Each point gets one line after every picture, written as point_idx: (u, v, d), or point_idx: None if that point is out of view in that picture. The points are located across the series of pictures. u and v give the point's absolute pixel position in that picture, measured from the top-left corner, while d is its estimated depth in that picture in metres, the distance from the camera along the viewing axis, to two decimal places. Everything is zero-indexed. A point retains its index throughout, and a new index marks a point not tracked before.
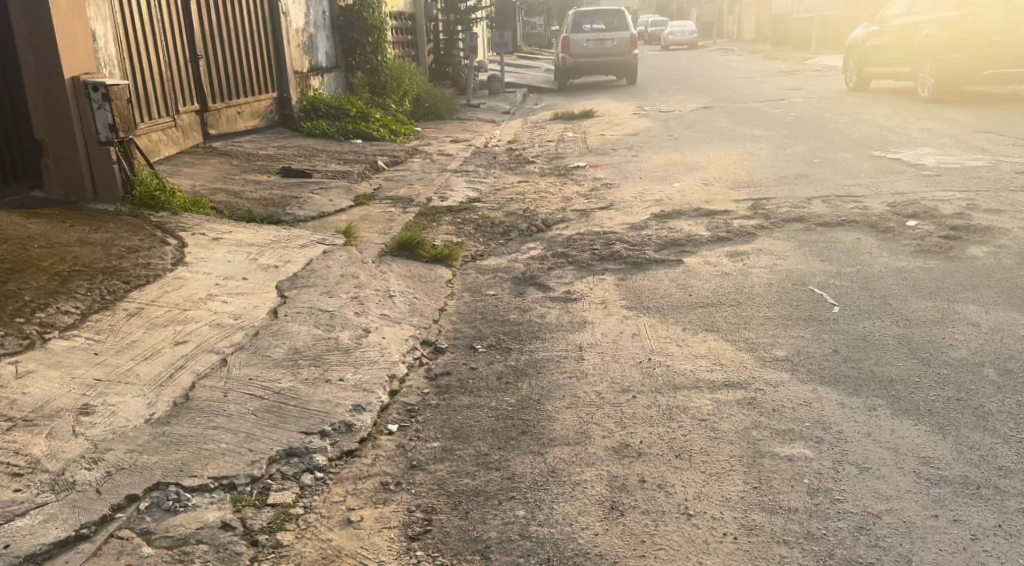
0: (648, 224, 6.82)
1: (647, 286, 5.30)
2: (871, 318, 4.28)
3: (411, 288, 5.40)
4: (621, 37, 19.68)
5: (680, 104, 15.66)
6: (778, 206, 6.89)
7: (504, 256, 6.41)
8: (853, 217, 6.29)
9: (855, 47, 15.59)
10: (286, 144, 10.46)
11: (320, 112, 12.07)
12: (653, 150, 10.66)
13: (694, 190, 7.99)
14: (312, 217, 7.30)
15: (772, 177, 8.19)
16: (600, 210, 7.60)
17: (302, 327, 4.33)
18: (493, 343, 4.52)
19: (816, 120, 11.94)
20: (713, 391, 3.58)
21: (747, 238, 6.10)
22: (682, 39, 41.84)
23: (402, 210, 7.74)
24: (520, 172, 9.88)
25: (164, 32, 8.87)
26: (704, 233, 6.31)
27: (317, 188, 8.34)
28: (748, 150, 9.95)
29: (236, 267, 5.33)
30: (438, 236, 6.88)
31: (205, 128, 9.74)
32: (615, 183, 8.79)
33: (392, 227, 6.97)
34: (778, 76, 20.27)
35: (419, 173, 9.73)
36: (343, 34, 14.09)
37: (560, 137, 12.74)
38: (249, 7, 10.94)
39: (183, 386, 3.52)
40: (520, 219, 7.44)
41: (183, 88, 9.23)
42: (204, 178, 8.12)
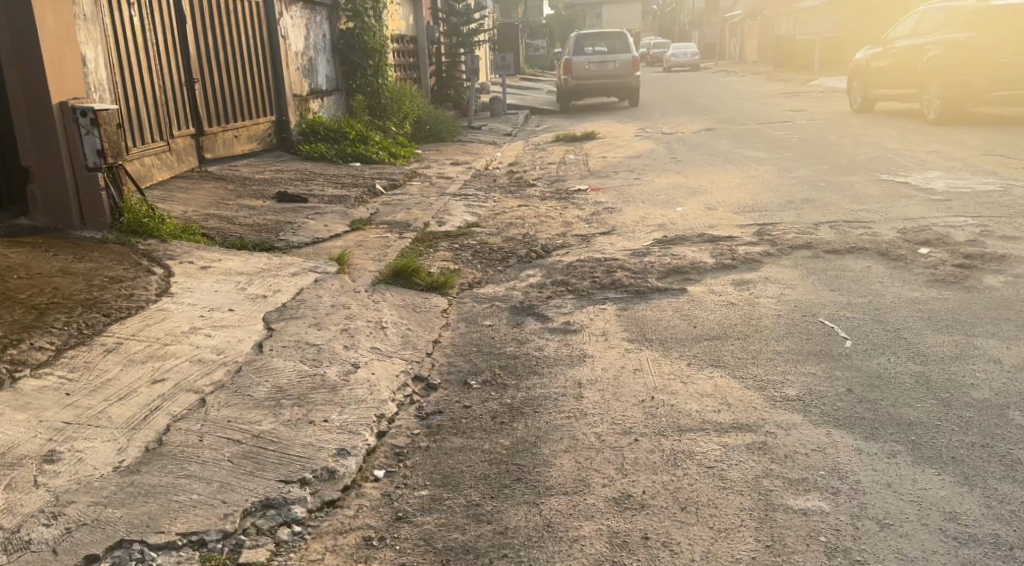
0: (650, 250, 6.63)
1: (650, 316, 5.10)
2: (886, 354, 4.07)
3: (405, 319, 5.20)
4: (623, 59, 19.56)
5: (682, 126, 15.51)
6: (785, 231, 6.69)
7: (502, 284, 6.22)
8: (863, 243, 6.09)
9: (858, 69, 15.46)
10: (283, 168, 10.31)
11: (319, 135, 11.93)
12: (656, 173, 10.48)
13: (697, 215, 7.80)
14: (307, 243, 7.12)
15: (778, 202, 8.01)
16: (601, 235, 7.42)
17: (287, 363, 4.13)
18: (489, 379, 4.31)
19: (821, 143, 11.77)
20: (720, 434, 3.37)
21: (753, 266, 5.90)
22: (684, 61, 41.85)
23: (399, 235, 7.55)
24: (520, 195, 9.71)
25: (158, 56, 8.72)
26: (709, 260, 6.11)
27: (313, 213, 8.17)
28: (753, 173, 9.77)
29: (222, 298, 5.14)
30: (435, 262, 6.69)
31: (201, 152, 9.59)
32: (616, 207, 8.61)
33: (387, 254, 6.78)
34: (782, 98, 20.14)
35: (418, 197, 9.55)
36: (343, 57, 13.97)
37: (561, 160, 12.57)
38: (247, 29, 10.81)
39: (156, 429, 3.33)
40: (519, 244, 7.25)
41: (178, 112, 9.07)
42: (197, 203, 7.95)
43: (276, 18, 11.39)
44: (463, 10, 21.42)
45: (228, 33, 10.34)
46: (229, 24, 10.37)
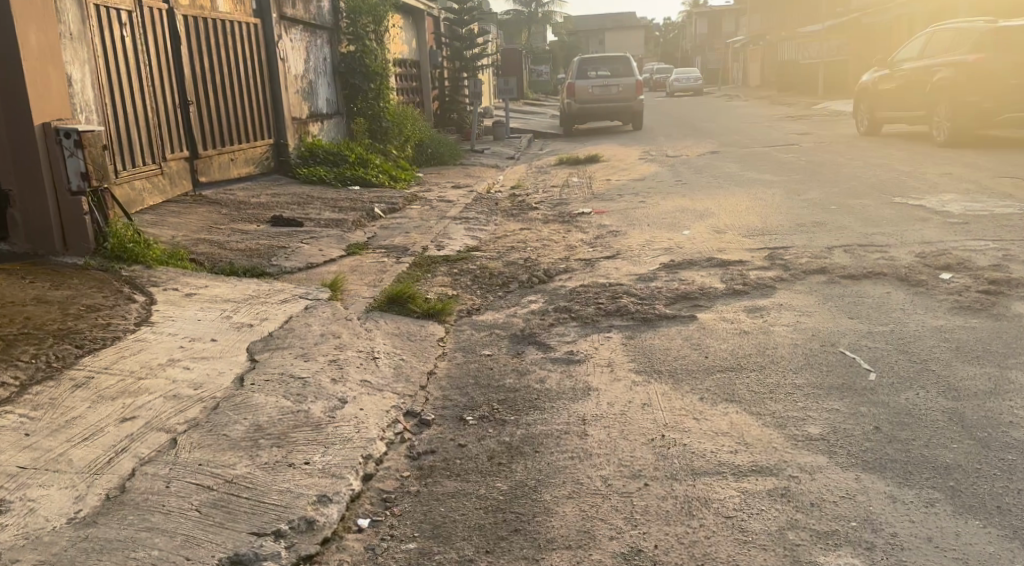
0: (657, 275, 6.35)
1: (657, 345, 4.81)
2: (912, 388, 3.80)
3: (398, 348, 4.92)
4: (627, 83, 19.37)
5: (687, 149, 15.27)
6: (797, 255, 6.41)
7: (502, 311, 5.94)
8: (881, 268, 5.81)
9: (865, 91, 15.24)
10: (280, 191, 10.05)
11: (317, 158, 11.71)
12: (661, 196, 10.23)
13: (705, 238, 7.53)
14: (300, 268, 6.85)
15: (788, 225, 7.73)
16: (606, 260, 7.14)
17: (269, 398, 3.84)
18: (486, 414, 4.00)
19: (829, 165, 11.52)
20: (738, 478, 3.09)
21: (765, 292, 5.62)
22: (687, 86, 41.78)
23: (396, 260, 7.28)
24: (522, 219, 9.45)
25: (152, 77, 8.50)
26: (719, 286, 5.83)
27: (308, 237, 7.92)
28: (761, 195, 9.51)
29: (205, 327, 4.87)
30: (432, 288, 6.42)
31: (196, 175, 9.35)
32: (621, 230, 8.34)
33: (383, 280, 6.51)
34: (787, 121, 19.93)
35: (417, 220, 9.30)
36: (344, 80, 13.78)
37: (565, 183, 12.33)
38: (245, 51, 10.61)
39: (119, 474, 3.04)
40: (520, 269, 6.97)
41: (172, 134, 8.84)
42: (188, 227, 7.69)
43: (275, 40, 11.19)
44: (466, 35, 21.31)
45: (225, 55, 10.14)
46: (226, 45, 10.18)
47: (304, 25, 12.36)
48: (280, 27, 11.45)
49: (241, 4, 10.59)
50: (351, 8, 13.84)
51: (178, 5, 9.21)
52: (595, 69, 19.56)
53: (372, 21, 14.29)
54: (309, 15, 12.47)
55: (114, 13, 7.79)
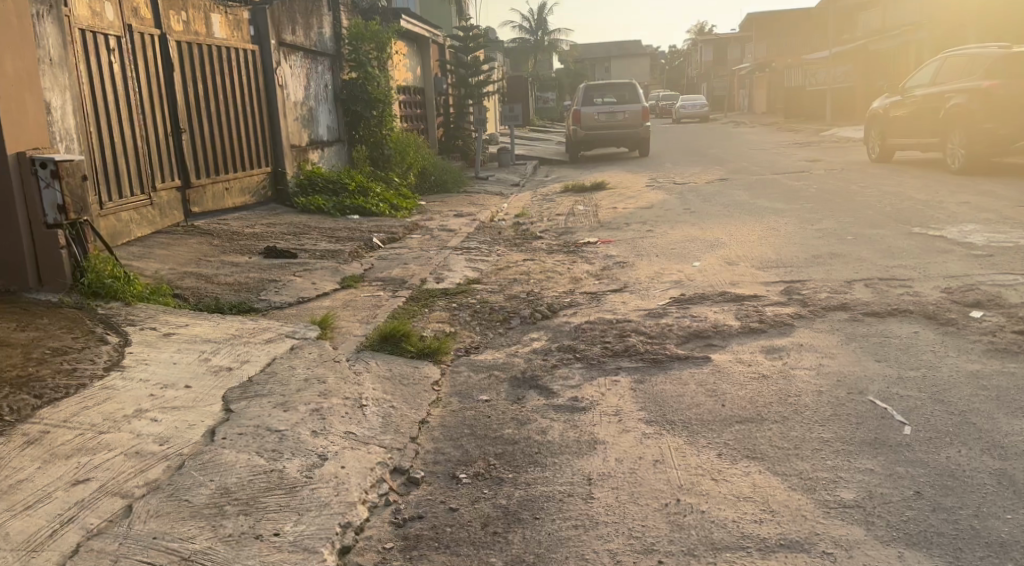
0: (667, 311, 5.97)
1: (669, 390, 4.43)
2: (954, 445, 3.43)
3: (388, 394, 4.53)
4: (634, 110, 19.09)
5: (695, 176, 14.94)
6: (816, 290, 6.05)
7: (503, 350, 5.56)
8: (906, 305, 5.43)
9: (876, 117, 14.90)
10: (276, 220, 9.70)
11: (316, 186, 11.38)
12: (670, 225, 9.87)
13: (717, 271, 7.16)
14: (290, 303, 6.50)
15: (804, 257, 7.36)
16: (613, 293, 6.78)
17: (239, 455, 3.49)
18: (481, 472, 3.61)
19: (842, 193, 11.16)
20: (763, 556, 2.79)
21: (783, 331, 5.25)
22: (694, 112, 41.54)
23: (392, 293, 6.92)
24: (525, 249, 9.09)
25: (142, 105, 8.21)
26: (732, 323, 5.46)
27: (301, 268, 7.57)
28: (773, 225, 9.14)
29: (180, 372, 4.52)
30: (429, 324, 6.04)
31: (188, 205, 9.03)
32: (629, 261, 7.98)
33: (377, 315, 6.15)
34: (796, 148, 19.59)
35: (417, 250, 8.94)
36: (346, 106, 13.49)
37: (570, 211, 11.98)
38: (242, 78, 10.33)
39: (61, 550, 2.79)
40: (522, 304, 6.60)
41: (162, 163, 8.53)
42: (176, 260, 7.36)
43: (273, 66, 10.91)
44: (472, 62, 21.08)
45: (221, 82, 9.86)
46: (222, 72, 9.90)
47: (304, 51, 12.11)
48: (279, 53, 11.19)
49: (238, 30, 10.32)
50: (353, 35, 13.59)
51: (171, 31, 8.94)
52: (601, 96, 19.32)
53: (374, 47, 14.04)
54: (309, 41, 12.22)
55: (101, 38, 7.51)
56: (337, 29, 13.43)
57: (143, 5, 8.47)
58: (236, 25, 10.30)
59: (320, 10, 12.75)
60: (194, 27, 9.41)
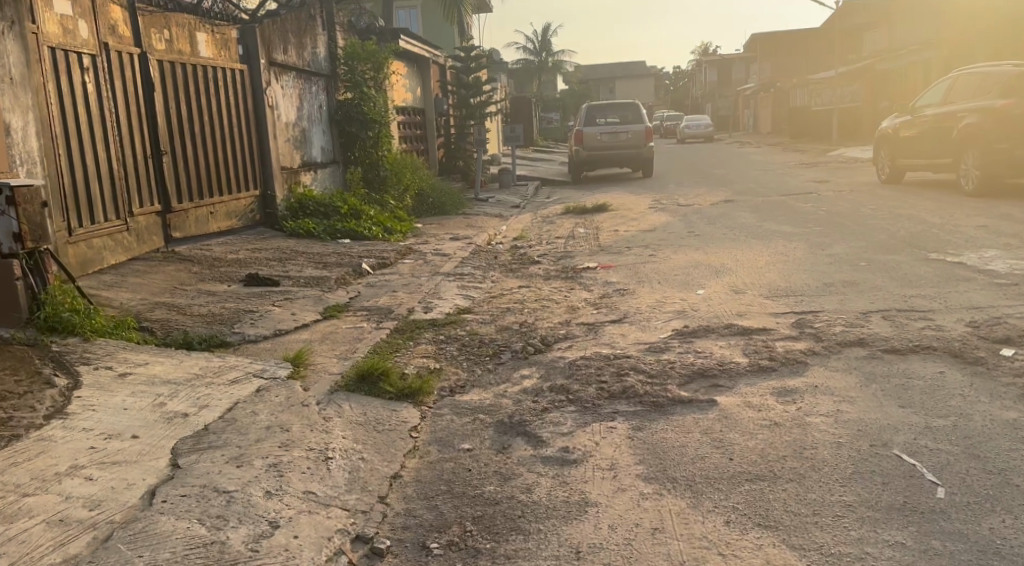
0: (669, 345, 5.53)
1: (670, 440, 3.98)
2: (997, 512, 3.06)
3: (360, 443, 4.09)
4: (637, 130, 18.69)
5: (700, 197, 14.52)
6: (829, 323, 5.61)
7: (491, 389, 5.10)
8: (928, 341, 4.99)
9: (885, 137, 14.48)
10: (263, 245, 9.24)
11: (307, 209, 10.94)
12: (673, 249, 9.44)
13: (723, 300, 6.72)
14: (266, 335, 6.08)
15: (816, 285, 6.92)
16: (611, 324, 6.35)
17: (178, 524, 3.10)
18: (456, 540, 3.20)
19: (852, 216, 10.74)
20: None
21: (795, 370, 4.80)
22: (698, 132, 41.19)
23: (376, 324, 6.49)
24: (521, 275, 8.66)
25: (119, 126, 7.78)
26: (740, 361, 5.02)
27: (282, 296, 7.15)
28: (781, 249, 8.71)
29: (128, 420, 4.10)
30: (413, 359, 5.58)
31: (168, 230, 8.57)
32: (629, 289, 7.55)
33: (357, 349, 5.71)
34: (803, 168, 19.17)
35: (408, 276, 8.51)
36: (340, 127, 13.09)
37: (570, 234, 11.57)
38: (230, 98, 9.88)
39: None
40: (514, 336, 6.16)
41: (141, 186, 8.09)
42: (150, 289, 6.97)
43: (263, 86, 10.46)
44: (473, 82, 20.64)
45: (208, 103, 9.41)
46: (210, 92, 9.45)
47: (296, 71, 11.74)
48: (268, 73, 10.78)
49: (226, 49, 9.89)
50: (348, 54, 13.25)
51: (152, 50, 8.52)
52: (604, 116, 19.02)
53: (371, 67, 13.68)
54: (302, 60, 11.86)
55: (73, 57, 7.12)
56: (332, 49, 13.09)
57: (122, 22, 8.05)
58: (223, 44, 9.86)
59: (314, 30, 12.42)
60: (178, 46, 8.98)
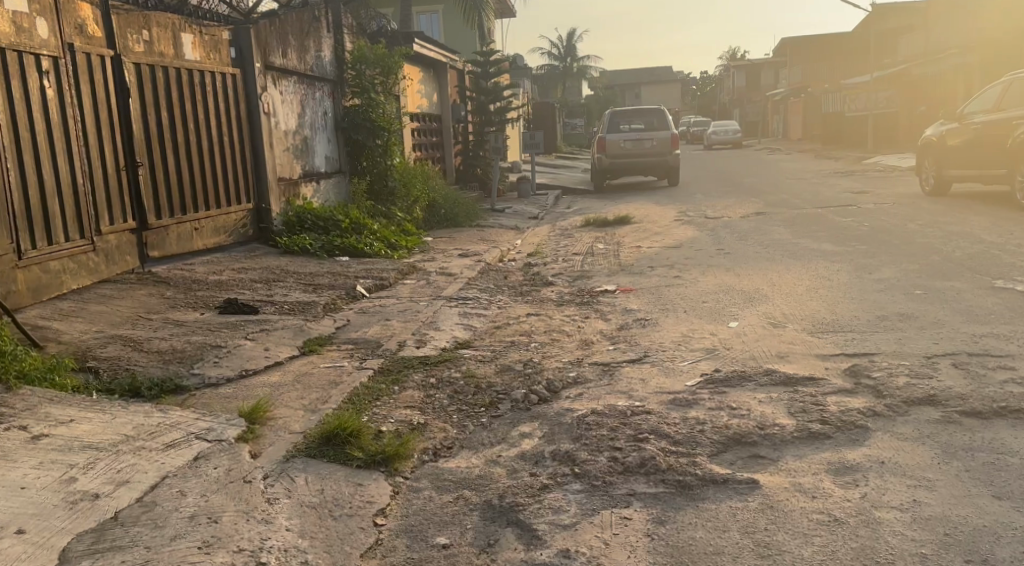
0: (698, 398, 4.64)
1: (700, 542, 3.17)
2: None
3: (308, 540, 3.29)
4: (663, 137, 17.78)
5: (730, 209, 13.59)
6: (890, 371, 4.74)
7: (481, 454, 4.24)
8: (1018, 404, 4.12)
9: (928, 146, 13.49)
10: (251, 265, 8.42)
11: (305, 223, 10.08)
12: (702, 269, 8.56)
13: (760, 336, 5.84)
14: (230, 378, 5.27)
15: (868, 319, 6.03)
16: (629, 365, 5.47)
17: None
18: None
19: (899, 232, 9.83)
20: None
21: (854, 438, 3.96)
22: (725, 139, 40.15)
23: (359, 362, 5.65)
24: (532, 298, 7.81)
25: (86, 136, 6.94)
26: (785, 422, 4.15)
27: (259, 326, 6.34)
28: (823, 272, 7.80)
29: (19, 505, 3.29)
30: (393, 412, 4.72)
31: (145, 248, 7.74)
32: (651, 319, 6.69)
33: (332, 397, 4.87)
34: (839, 177, 18.15)
35: (407, 300, 7.68)
36: (347, 135, 12.26)
37: (589, 249, 10.72)
38: (221, 105, 9.01)
39: None
40: (516, 379, 5.28)
41: (112, 202, 7.25)
42: (109, 318, 6.19)
43: (258, 90, 9.59)
44: (491, 88, 19.89)
45: (194, 111, 8.54)
46: (197, 98, 8.59)
47: (298, 75, 10.93)
48: (264, 77, 9.92)
49: (216, 51, 9.01)
50: (356, 58, 12.32)
51: (129, 52, 7.65)
52: (628, 123, 18.10)
53: (380, 71, 12.61)
54: (304, 64, 11.04)
55: (29, 59, 6.29)
56: (338, 52, 12.27)
57: (92, 20, 7.18)
58: (213, 46, 8.97)
59: (318, 32, 11.61)
60: (160, 48, 8.10)
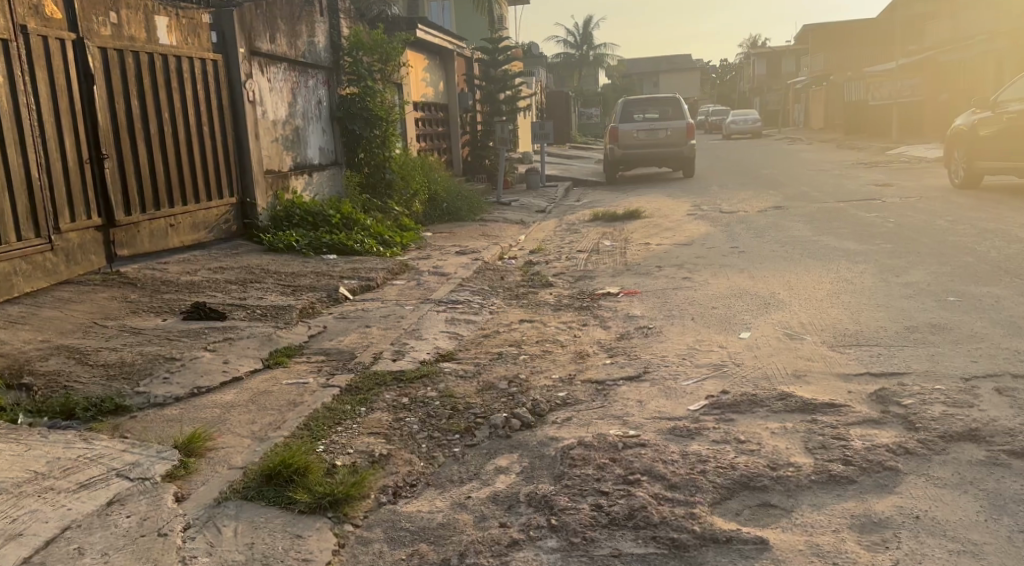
0: (702, 427, 4.05)
1: None
2: None
3: None
4: (677, 126, 17.12)
5: (745, 203, 12.93)
6: (924, 398, 4.14)
7: (448, 492, 3.68)
8: None
9: (957, 137, 12.78)
10: (230, 263, 7.88)
11: (293, 219, 9.52)
12: (713, 270, 7.95)
13: (773, 350, 5.24)
14: (179, 396, 4.72)
15: (894, 331, 5.41)
16: (627, 384, 4.89)
17: None
18: None
19: (927, 229, 9.18)
20: None
21: (882, 484, 3.39)
22: (744, 128, 39.28)
23: (326, 377, 5.09)
24: (529, 302, 7.23)
25: (42, 125, 6.40)
26: (801, 461, 3.57)
27: (224, 334, 5.79)
28: (845, 274, 7.19)
29: None
30: (354, 439, 4.15)
31: (113, 247, 7.22)
32: (655, 326, 6.10)
33: (287, 421, 4.31)
34: (861, 169, 17.43)
35: (393, 303, 7.12)
36: (343, 125, 11.68)
37: (595, 246, 10.12)
38: (200, 93, 8.45)
39: None
40: (498, 400, 4.69)
41: (74, 197, 6.72)
42: (60, 325, 5.67)
43: (242, 77, 9.02)
44: (500, 76, 19.19)
45: (169, 99, 8.00)
46: (173, 86, 8.03)
47: (288, 62, 10.35)
48: (250, 64, 9.35)
49: (195, 36, 8.44)
50: (352, 44, 11.69)
51: (94, 35, 7.10)
52: (642, 112, 17.43)
53: (378, 58, 12.10)
54: (295, 50, 10.46)
55: None
56: (334, 38, 11.66)
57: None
58: (191, 30, 8.41)
59: (312, 16, 11.01)
60: (130, 31, 7.55)
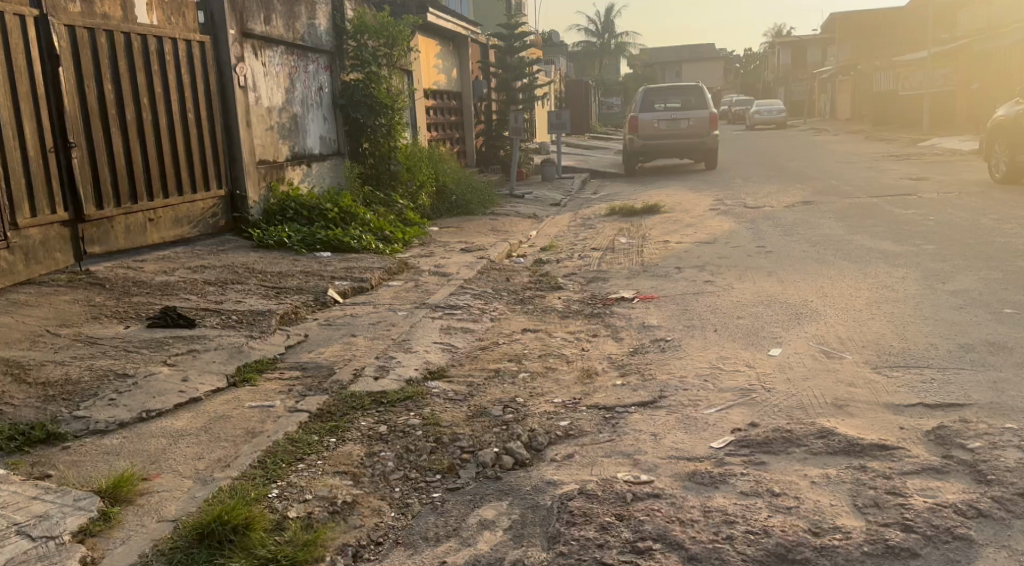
0: (729, 472, 3.39)
1: None
2: None
3: None
4: (700, 116, 16.39)
5: (771, 197, 12.20)
6: (993, 440, 3.46)
7: (419, 554, 3.06)
8: None
9: (998, 129, 11.98)
10: (212, 262, 7.28)
11: (287, 213, 8.91)
12: (738, 272, 7.25)
13: (809, 371, 4.56)
14: (124, 422, 4.10)
15: (947, 351, 4.71)
16: (638, 412, 4.22)
17: None
18: None
19: (971, 228, 8.44)
20: None
21: (953, 560, 2.75)
22: (768, 118, 38.31)
23: (297, 399, 4.46)
24: (535, 307, 6.57)
25: None
26: (850, 525, 2.93)
27: (190, 345, 5.17)
28: (886, 280, 6.48)
29: None
30: (315, 481, 3.51)
31: (81, 243, 6.65)
32: (672, 339, 5.43)
33: (239, 456, 3.68)
34: (893, 161, 16.60)
35: (385, 308, 6.49)
36: (345, 112, 11.02)
37: (610, 244, 9.43)
38: (185, 77, 7.84)
39: None
40: (489, 431, 4.03)
41: (35, 189, 6.14)
42: (7, 334, 5.08)
43: (231, 60, 8.39)
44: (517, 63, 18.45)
45: (148, 84, 7.39)
46: (152, 69, 7.42)
47: (285, 45, 9.71)
48: (241, 46, 8.71)
49: (178, 16, 7.82)
50: (356, 26, 10.99)
51: (60, 12, 6.49)
52: (663, 101, 16.66)
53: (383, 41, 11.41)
54: (292, 33, 9.81)
55: None
56: (336, 20, 10.97)
57: None
58: (175, 9, 7.79)
59: None
60: (103, 9, 6.93)
